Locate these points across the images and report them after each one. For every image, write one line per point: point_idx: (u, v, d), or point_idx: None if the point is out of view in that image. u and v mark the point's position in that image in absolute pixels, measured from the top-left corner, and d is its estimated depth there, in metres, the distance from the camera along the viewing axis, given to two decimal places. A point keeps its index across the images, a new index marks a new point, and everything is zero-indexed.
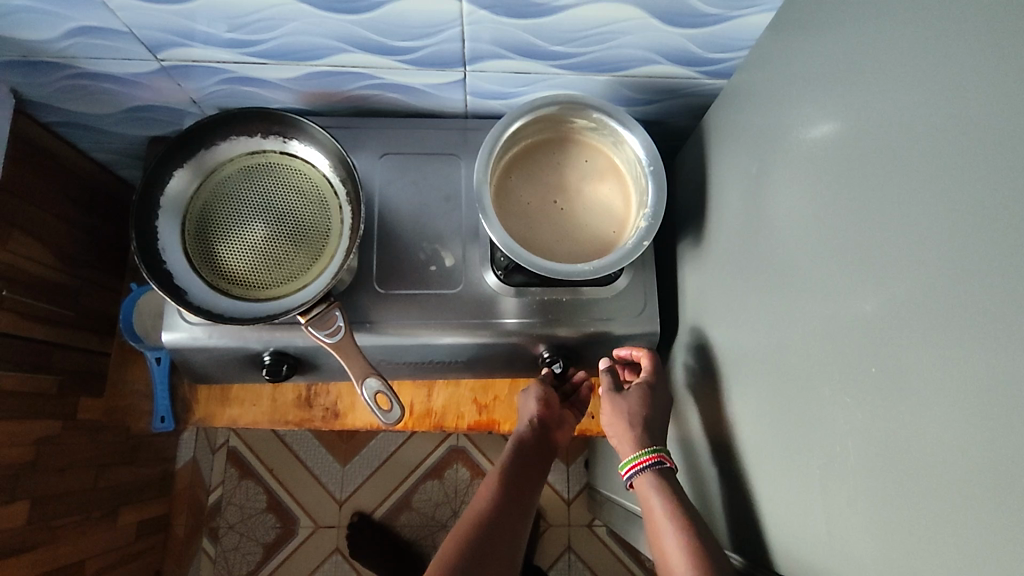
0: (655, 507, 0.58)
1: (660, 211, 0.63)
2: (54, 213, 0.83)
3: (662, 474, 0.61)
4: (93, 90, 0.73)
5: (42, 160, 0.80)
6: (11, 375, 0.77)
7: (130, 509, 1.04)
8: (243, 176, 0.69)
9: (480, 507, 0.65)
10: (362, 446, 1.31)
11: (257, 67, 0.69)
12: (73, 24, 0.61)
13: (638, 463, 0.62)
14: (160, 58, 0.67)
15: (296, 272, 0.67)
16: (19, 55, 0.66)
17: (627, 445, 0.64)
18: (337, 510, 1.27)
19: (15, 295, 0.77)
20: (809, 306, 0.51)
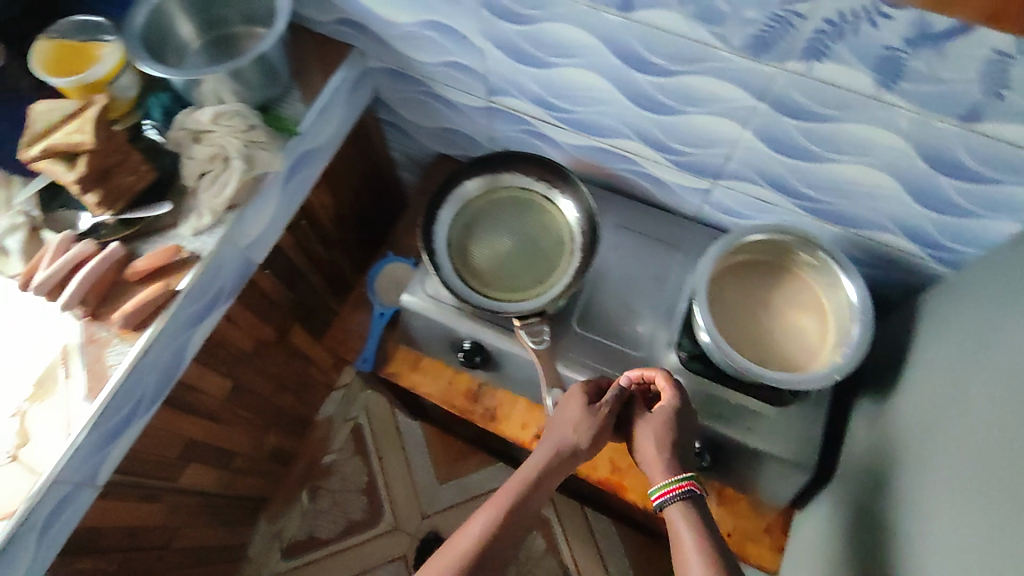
0: (684, 544, 0.61)
1: (857, 358, 0.67)
2: (351, 181, 1.05)
3: (691, 504, 0.63)
4: (428, 106, 0.94)
5: (364, 142, 1.03)
6: (274, 283, 0.96)
7: (277, 433, 1.19)
8: (510, 202, 0.84)
9: (498, 512, 0.65)
10: (462, 475, 1.38)
11: (554, 128, 0.84)
12: (451, 58, 0.82)
13: (667, 493, 0.64)
14: (489, 98, 0.85)
15: (519, 287, 0.79)
16: (399, 67, 0.89)
17: (658, 472, 0.66)
18: (419, 521, 1.34)
19: (304, 227, 0.98)
20: (998, 508, 0.49)
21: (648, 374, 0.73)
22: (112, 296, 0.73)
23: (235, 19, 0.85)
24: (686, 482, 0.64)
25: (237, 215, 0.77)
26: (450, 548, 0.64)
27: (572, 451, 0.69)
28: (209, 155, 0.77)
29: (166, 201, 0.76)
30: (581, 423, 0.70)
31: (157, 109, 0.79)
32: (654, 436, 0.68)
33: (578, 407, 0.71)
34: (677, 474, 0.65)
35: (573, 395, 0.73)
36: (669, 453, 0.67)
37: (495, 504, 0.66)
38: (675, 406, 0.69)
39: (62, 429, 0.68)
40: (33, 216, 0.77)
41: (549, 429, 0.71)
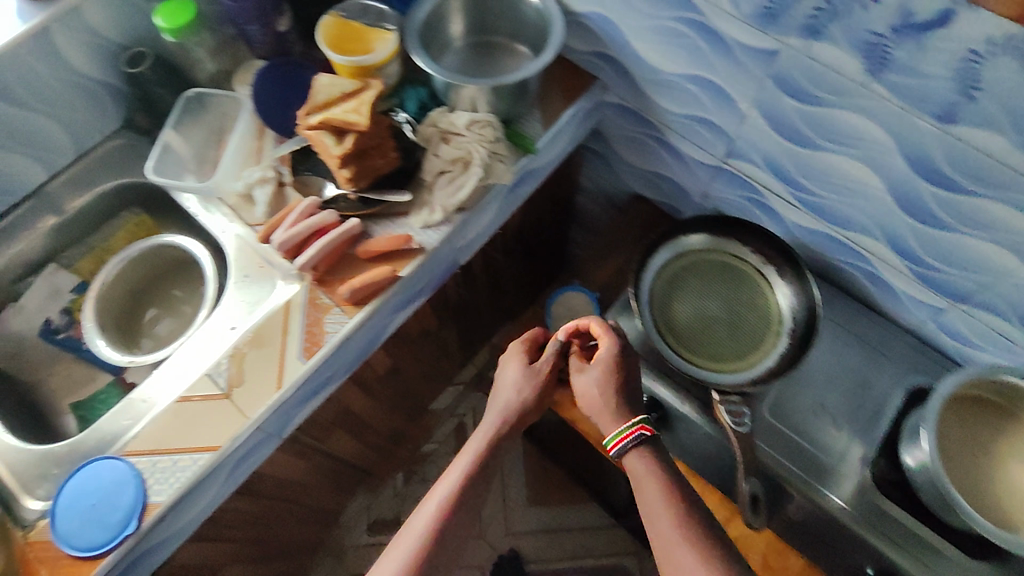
0: (651, 501, 0.61)
1: None
2: (543, 202, 1.05)
3: (644, 449, 0.65)
4: (647, 150, 0.92)
5: (566, 168, 1.03)
6: (454, 284, 0.98)
7: (397, 417, 1.22)
8: (722, 268, 0.81)
9: (449, 491, 0.65)
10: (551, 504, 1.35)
11: (787, 207, 0.80)
12: (702, 114, 0.79)
13: (620, 441, 0.65)
14: (726, 159, 0.81)
15: (716, 359, 0.75)
16: (636, 108, 0.87)
17: (611, 422, 0.67)
18: (502, 536, 1.31)
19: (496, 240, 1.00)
20: None
21: (585, 323, 0.70)
22: (339, 267, 0.77)
23: (502, 32, 0.87)
24: (640, 425, 0.65)
25: (464, 218, 0.80)
26: (410, 528, 0.63)
27: (519, 407, 0.71)
28: (453, 158, 0.79)
29: (406, 192, 0.79)
30: (524, 377, 0.72)
31: (413, 102, 0.83)
32: (597, 386, 0.67)
33: (517, 363, 0.73)
34: (629, 419, 0.66)
35: (513, 356, 0.75)
36: (616, 398, 0.67)
37: (441, 485, 0.66)
38: (614, 353, 0.68)
39: (274, 382, 0.71)
40: (283, 174, 0.81)
41: (496, 389, 0.73)
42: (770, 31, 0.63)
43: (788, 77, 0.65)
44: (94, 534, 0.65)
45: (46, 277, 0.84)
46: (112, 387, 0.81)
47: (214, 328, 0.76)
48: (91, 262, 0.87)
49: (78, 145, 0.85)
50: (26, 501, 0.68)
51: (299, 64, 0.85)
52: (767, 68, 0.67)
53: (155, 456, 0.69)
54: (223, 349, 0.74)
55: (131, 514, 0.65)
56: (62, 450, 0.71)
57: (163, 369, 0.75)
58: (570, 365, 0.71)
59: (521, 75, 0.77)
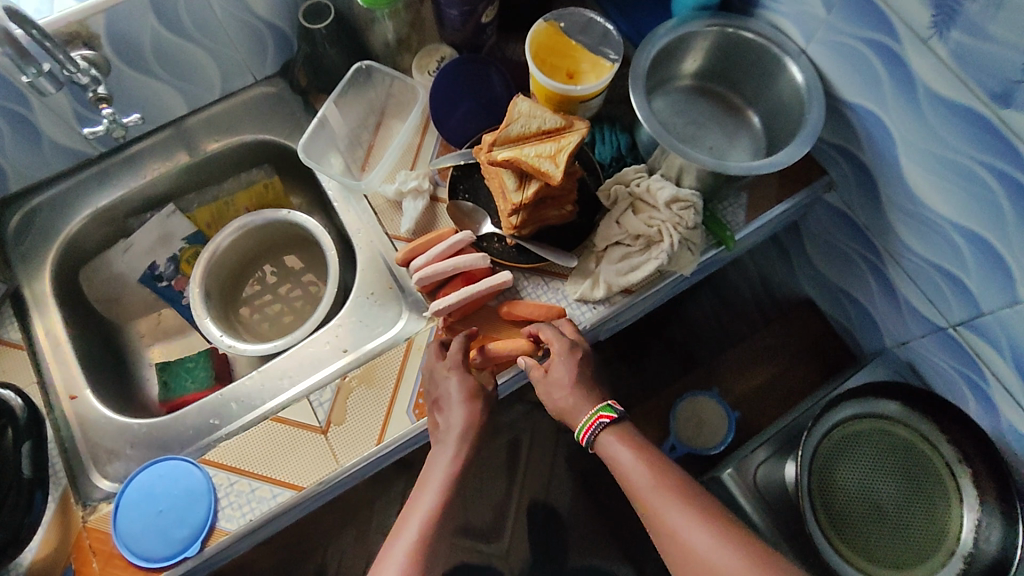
0: (633, 477, 0.56)
1: None
2: None
3: (615, 426, 0.59)
4: (850, 267, 0.78)
5: None
6: None
7: None
8: (907, 449, 0.69)
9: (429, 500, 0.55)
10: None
11: (1012, 402, 0.65)
12: (954, 272, 0.64)
13: (586, 432, 0.60)
14: (955, 326, 0.67)
15: (866, 548, 0.68)
16: (862, 225, 0.73)
17: (578, 409, 0.61)
18: None
19: None
20: None
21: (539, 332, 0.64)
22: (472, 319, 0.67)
23: (738, 90, 0.72)
24: (599, 413, 0.60)
25: (627, 302, 0.69)
26: (399, 536, 0.53)
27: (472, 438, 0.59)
28: (638, 234, 0.68)
29: (573, 258, 0.68)
30: (473, 396, 0.60)
31: (606, 145, 0.72)
32: (566, 387, 0.61)
33: (459, 372, 0.61)
34: (591, 410, 0.60)
35: (450, 358, 0.62)
36: (582, 392, 0.61)
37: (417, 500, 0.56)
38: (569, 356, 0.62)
39: (374, 436, 0.63)
40: (439, 187, 0.72)
41: (441, 407, 0.61)
42: None
43: None
44: (154, 542, 0.59)
45: (160, 219, 0.77)
46: (201, 358, 0.75)
47: (325, 345, 0.68)
48: (208, 213, 0.79)
49: (227, 87, 0.77)
50: (94, 477, 0.64)
51: (489, 64, 0.73)
52: None
53: (234, 474, 0.62)
54: (331, 374, 0.66)
55: (196, 535, 0.59)
56: (141, 430, 0.66)
57: (261, 372, 0.68)
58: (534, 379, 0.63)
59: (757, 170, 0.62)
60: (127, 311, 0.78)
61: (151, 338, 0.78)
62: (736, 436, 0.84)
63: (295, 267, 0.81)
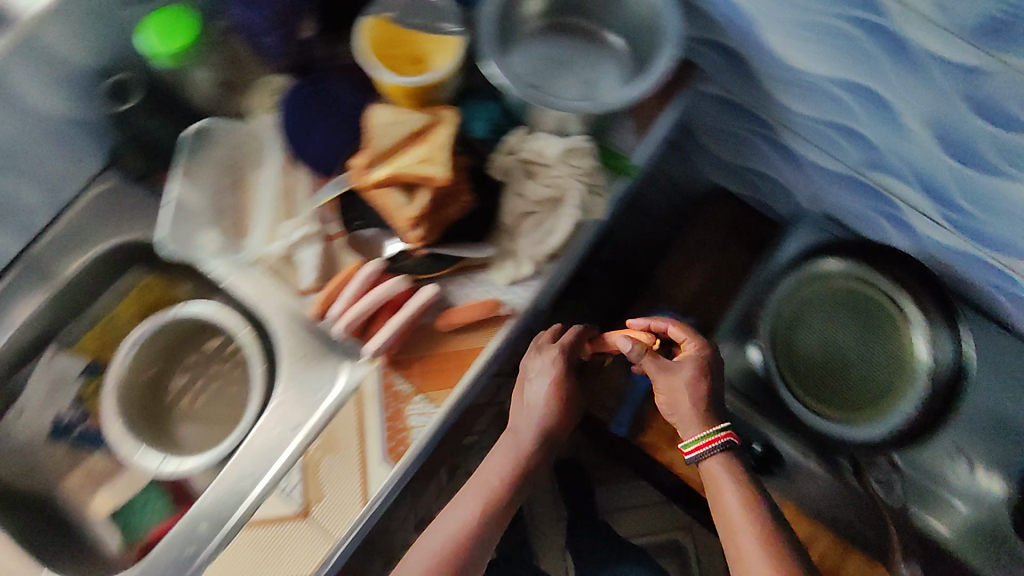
0: (729, 508, 0.61)
1: None
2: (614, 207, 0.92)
3: (729, 455, 0.64)
4: (751, 148, 0.78)
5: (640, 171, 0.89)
6: None
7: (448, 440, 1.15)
8: (851, 296, 0.71)
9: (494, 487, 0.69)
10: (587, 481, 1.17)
11: (927, 218, 0.68)
12: (844, 122, 0.65)
13: (702, 445, 0.63)
14: (859, 171, 0.69)
15: (842, 403, 0.70)
16: (748, 105, 0.73)
17: (690, 425, 0.65)
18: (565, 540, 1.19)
19: None
20: None
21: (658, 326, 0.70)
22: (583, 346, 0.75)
23: (589, 13, 0.69)
24: (727, 433, 0.64)
25: (557, 266, 0.66)
26: (447, 524, 0.67)
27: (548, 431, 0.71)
28: (542, 197, 0.65)
29: (489, 246, 0.65)
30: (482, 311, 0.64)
31: (482, 121, 0.67)
32: (698, 403, 0.64)
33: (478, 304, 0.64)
34: (714, 426, 0.64)
35: (557, 355, 0.73)
36: (700, 410, 0.64)
37: (485, 479, 0.70)
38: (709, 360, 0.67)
39: (358, 496, 0.60)
40: (328, 226, 0.65)
41: (525, 394, 0.74)
42: (983, 46, 0.49)
43: (987, 95, 0.53)
44: None
45: (44, 365, 0.70)
46: (151, 488, 0.69)
47: (273, 428, 0.64)
48: (94, 338, 0.72)
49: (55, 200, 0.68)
50: None
51: (325, 80, 0.66)
52: (959, 86, 0.54)
53: None
54: (291, 454, 0.62)
55: None
56: None
57: (220, 480, 0.63)
58: (651, 367, 0.67)
59: (630, 96, 0.62)
60: (51, 471, 0.71)
61: (89, 489, 0.71)
62: None
63: (219, 352, 0.76)
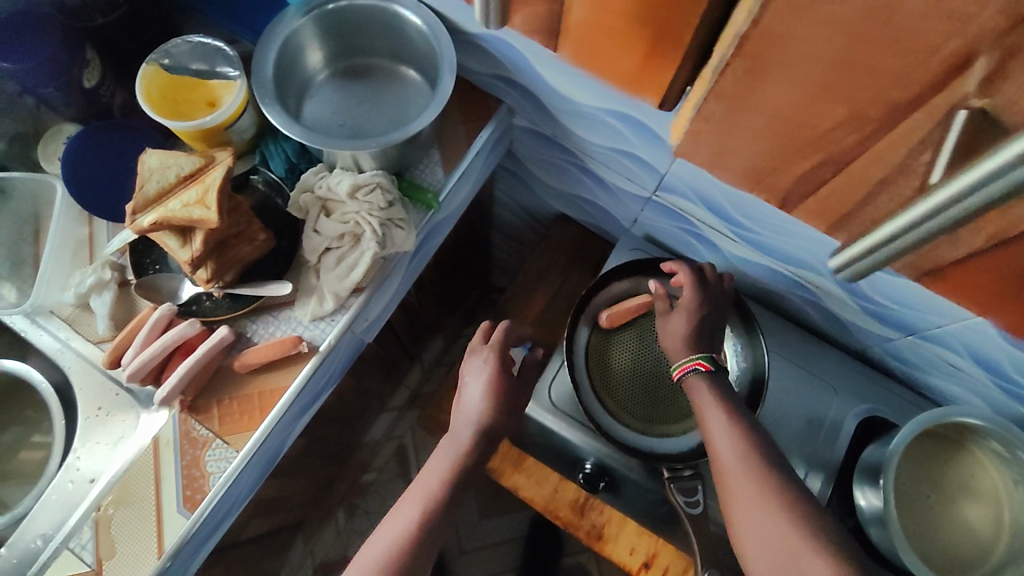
0: (713, 426, 0.54)
1: None
2: (465, 239, 0.94)
3: (709, 380, 0.57)
4: (568, 174, 0.81)
5: (482, 199, 0.91)
6: (374, 352, 0.87)
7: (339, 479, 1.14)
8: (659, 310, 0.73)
9: (414, 509, 0.58)
10: (500, 514, 1.24)
11: (721, 236, 0.71)
12: (625, 148, 0.68)
13: (687, 366, 0.59)
14: (656, 194, 0.72)
15: (662, 419, 0.69)
16: (550, 133, 0.75)
17: (676, 353, 0.61)
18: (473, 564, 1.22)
19: (415, 297, 0.88)
20: None
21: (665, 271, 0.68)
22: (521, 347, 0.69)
23: (378, 51, 0.70)
24: (696, 360, 0.59)
25: (363, 300, 0.67)
26: (383, 531, 0.57)
27: (492, 424, 0.63)
28: (340, 233, 0.66)
29: (288, 281, 0.65)
30: (491, 388, 0.64)
31: (278, 159, 0.68)
32: (680, 331, 0.62)
33: (486, 368, 0.65)
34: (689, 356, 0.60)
35: (489, 353, 0.66)
36: (693, 340, 0.61)
37: (418, 489, 0.60)
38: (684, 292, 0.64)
39: (152, 550, 0.59)
40: (125, 270, 0.66)
41: (463, 398, 0.65)
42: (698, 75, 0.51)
43: None
44: None
45: None
46: None
47: (70, 483, 0.63)
48: None
49: None
50: None
51: (126, 129, 0.68)
52: None
53: None
54: (85, 507, 0.61)
55: None
56: None
57: (19, 538, 0.62)
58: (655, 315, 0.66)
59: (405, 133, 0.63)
60: None
61: None
62: None
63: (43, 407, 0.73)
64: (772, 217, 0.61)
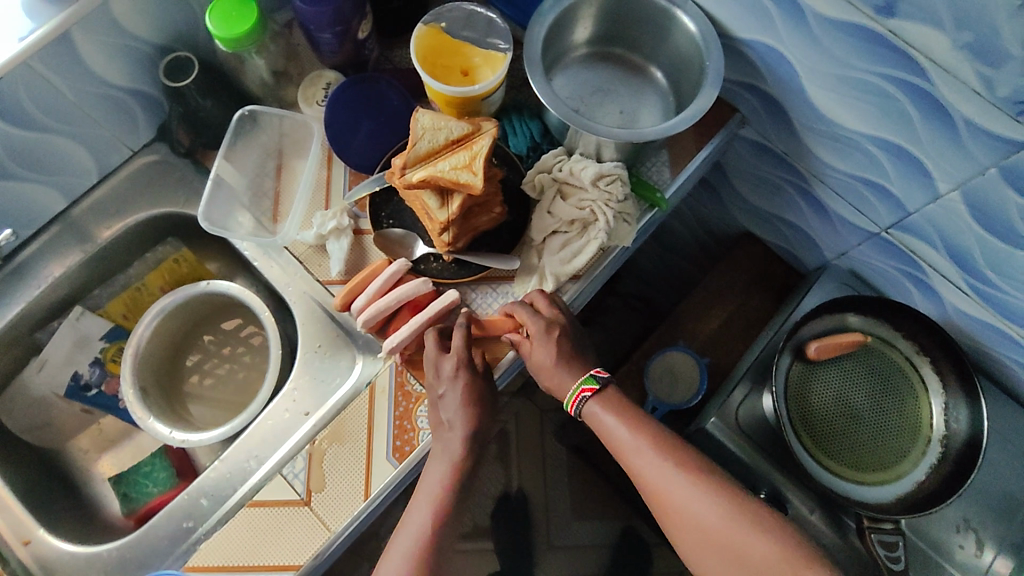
0: (619, 437, 0.57)
1: None
2: None
3: (603, 398, 0.58)
4: (781, 194, 0.80)
5: None
6: None
7: None
8: (867, 351, 0.71)
9: (422, 518, 0.55)
10: (595, 518, 1.22)
11: (952, 286, 0.69)
12: (876, 179, 0.67)
13: (575, 399, 0.58)
14: (888, 230, 0.71)
15: (861, 465, 0.68)
16: (782, 151, 0.74)
17: (564, 385, 0.60)
18: (558, 563, 1.19)
19: None
20: None
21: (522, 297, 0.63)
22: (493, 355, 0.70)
23: (636, 45, 0.71)
24: (581, 387, 0.58)
25: (578, 287, 0.68)
26: (405, 530, 0.55)
27: (478, 428, 0.58)
28: (572, 218, 0.66)
29: (515, 259, 0.66)
30: (466, 395, 0.58)
31: (520, 137, 0.69)
32: (548, 368, 0.60)
33: (461, 376, 0.59)
34: (574, 382, 0.59)
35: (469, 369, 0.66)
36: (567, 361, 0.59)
37: (417, 501, 0.56)
38: (538, 317, 0.60)
39: (360, 491, 0.60)
40: (359, 220, 0.68)
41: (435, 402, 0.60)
42: (1022, 118, 0.51)
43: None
44: None
45: (71, 323, 0.72)
46: (157, 458, 0.71)
47: (285, 413, 0.65)
48: (122, 303, 0.74)
49: (103, 166, 0.71)
50: None
51: (379, 81, 0.70)
52: (995, 156, 0.55)
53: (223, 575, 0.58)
54: (299, 440, 0.63)
55: None
56: (112, 555, 0.61)
57: (227, 458, 0.64)
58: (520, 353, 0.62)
59: (666, 129, 0.62)
60: (61, 429, 0.72)
61: (98, 451, 0.72)
62: (711, 383, 0.85)
63: (243, 332, 0.77)
64: None
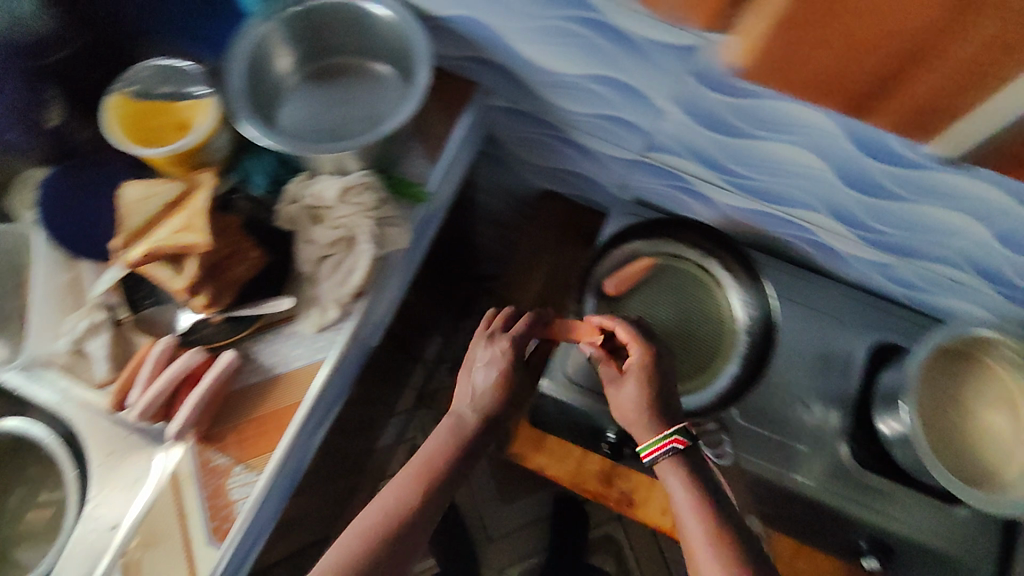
0: (679, 503, 0.55)
1: None
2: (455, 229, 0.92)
3: (680, 461, 0.56)
4: (552, 148, 0.81)
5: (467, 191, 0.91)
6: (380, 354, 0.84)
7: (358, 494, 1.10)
8: (661, 271, 0.74)
9: (370, 518, 0.53)
10: (523, 496, 1.22)
11: (714, 187, 0.72)
12: (611, 112, 0.68)
13: (653, 450, 0.56)
14: (645, 153, 0.72)
15: (680, 377, 0.70)
16: (529, 109, 0.74)
17: (644, 430, 0.58)
18: (503, 552, 1.19)
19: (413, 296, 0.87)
20: None
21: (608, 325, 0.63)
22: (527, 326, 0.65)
23: (346, 48, 0.69)
24: (671, 438, 0.56)
25: (366, 304, 0.64)
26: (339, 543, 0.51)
27: (488, 423, 0.61)
28: (332, 239, 0.64)
29: (288, 296, 0.63)
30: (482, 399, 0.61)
31: (261, 175, 0.65)
32: (630, 402, 0.58)
33: (496, 366, 0.62)
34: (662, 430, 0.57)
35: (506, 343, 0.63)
36: (651, 410, 0.58)
37: (380, 507, 0.54)
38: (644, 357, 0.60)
39: None
40: (117, 310, 0.63)
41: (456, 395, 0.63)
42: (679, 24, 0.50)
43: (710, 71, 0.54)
44: None
45: None
46: None
47: (90, 535, 0.60)
48: None
49: None
50: None
51: (104, 164, 0.68)
52: (684, 65, 0.55)
53: None
54: (109, 557, 0.59)
55: None
56: None
57: None
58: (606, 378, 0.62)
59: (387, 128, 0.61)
60: None
61: None
62: None
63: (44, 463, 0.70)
64: (770, 155, 0.62)
